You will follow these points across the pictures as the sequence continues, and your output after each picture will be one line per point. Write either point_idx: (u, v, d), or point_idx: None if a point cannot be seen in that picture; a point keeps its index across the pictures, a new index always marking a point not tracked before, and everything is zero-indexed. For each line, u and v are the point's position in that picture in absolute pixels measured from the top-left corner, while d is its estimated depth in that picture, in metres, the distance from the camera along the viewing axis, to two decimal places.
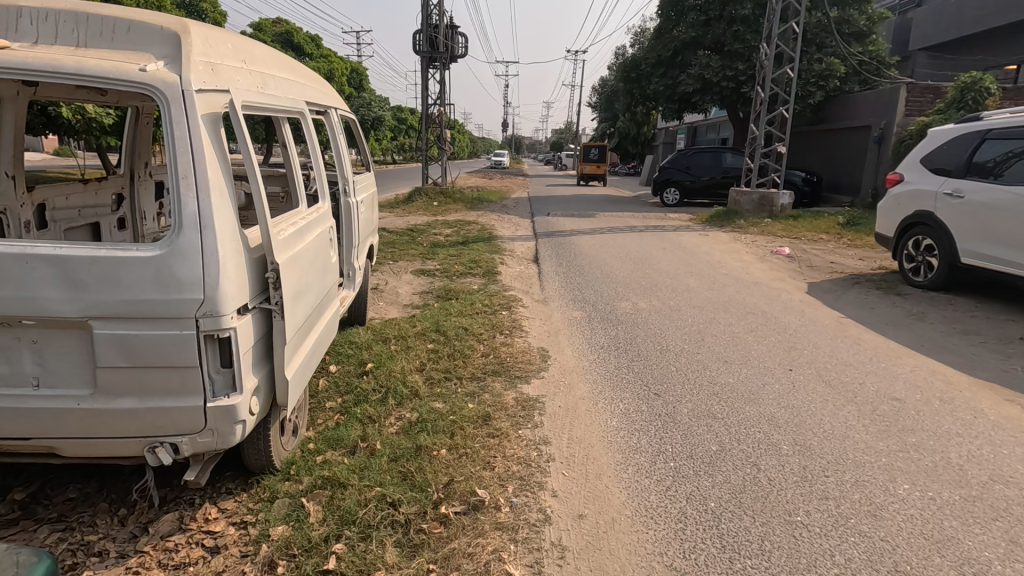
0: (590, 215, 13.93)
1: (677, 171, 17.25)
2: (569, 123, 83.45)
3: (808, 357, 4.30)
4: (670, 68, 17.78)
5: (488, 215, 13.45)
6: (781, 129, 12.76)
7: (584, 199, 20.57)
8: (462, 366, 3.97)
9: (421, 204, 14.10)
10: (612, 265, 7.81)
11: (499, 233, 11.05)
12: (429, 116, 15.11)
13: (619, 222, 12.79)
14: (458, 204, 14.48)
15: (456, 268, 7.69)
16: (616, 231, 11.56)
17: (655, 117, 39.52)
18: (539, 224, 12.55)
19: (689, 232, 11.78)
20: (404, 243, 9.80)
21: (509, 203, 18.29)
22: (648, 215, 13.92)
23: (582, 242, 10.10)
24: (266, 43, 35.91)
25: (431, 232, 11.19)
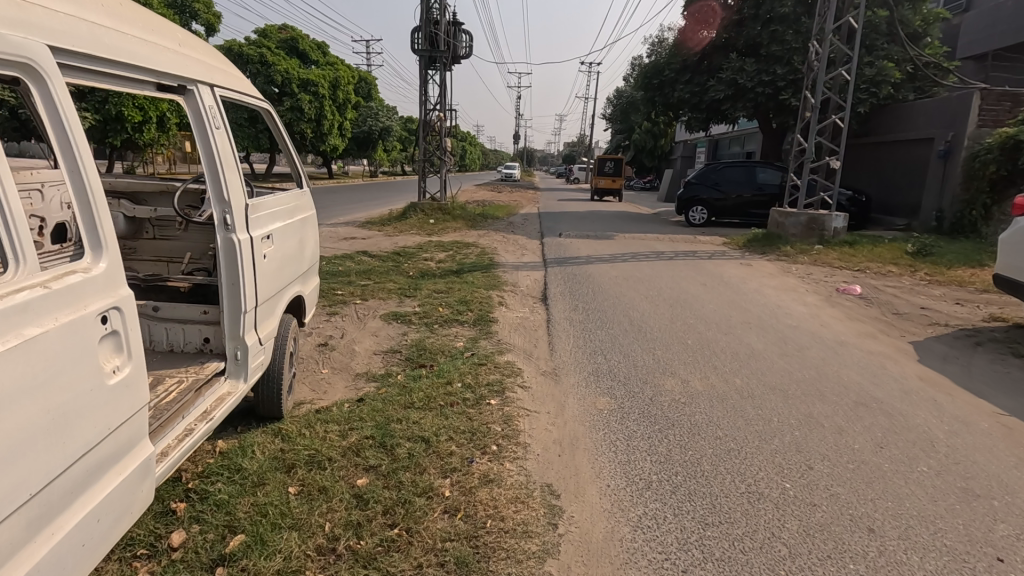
0: (608, 236, 12.19)
1: (705, 187, 15.49)
2: (582, 136, 81.90)
3: (1006, 517, 2.52)
4: (697, 73, 16.18)
5: (491, 236, 11.74)
6: (833, 140, 10.94)
7: (599, 216, 18.80)
8: (404, 550, 2.20)
9: (415, 221, 12.43)
10: (643, 309, 6.05)
11: (501, 260, 9.34)
12: (429, 122, 13.47)
13: (643, 245, 11.02)
14: (458, 222, 12.80)
15: (440, 311, 5.96)
16: (641, 257, 9.80)
17: (672, 130, 37.82)
18: (548, 246, 10.85)
19: (726, 259, 9.98)
20: (385, 271, 8.11)
21: (516, 219, 16.60)
22: (675, 237, 12.15)
23: (601, 273, 8.34)
24: (270, 50, 34.87)
25: (421, 256, 9.49)
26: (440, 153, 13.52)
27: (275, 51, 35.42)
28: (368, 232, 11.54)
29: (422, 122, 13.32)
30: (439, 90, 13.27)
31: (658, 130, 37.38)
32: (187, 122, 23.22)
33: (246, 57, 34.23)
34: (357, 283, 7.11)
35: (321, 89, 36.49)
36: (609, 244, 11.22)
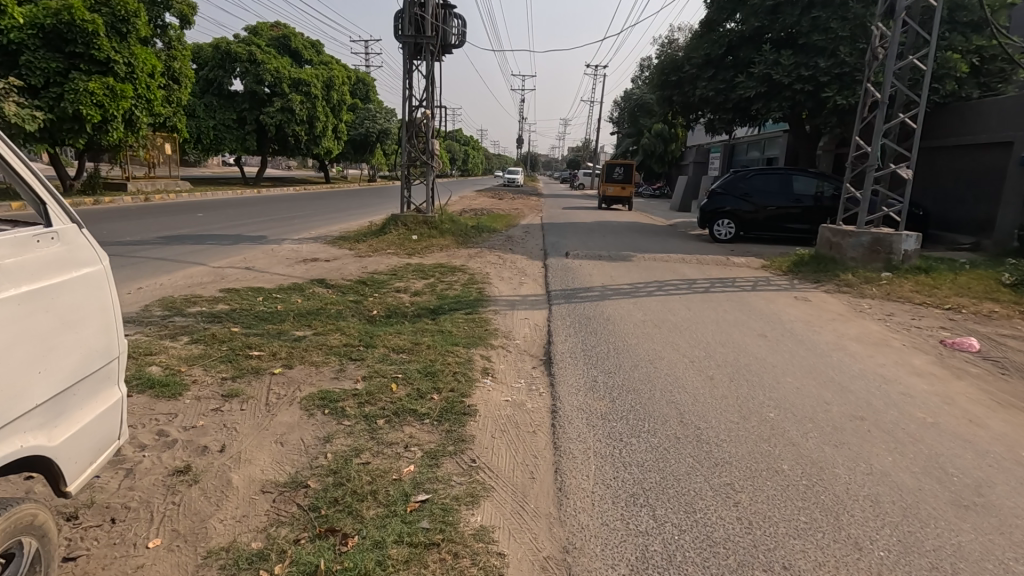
0: (625, 257, 10.24)
1: (733, 198, 13.51)
2: (587, 140, 80.02)
3: None
4: (721, 69, 14.47)
5: (484, 256, 9.82)
6: (901, 143, 8.97)
7: (610, 227, 16.84)
8: None
9: (394, 237, 10.53)
10: (695, 390, 4.09)
11: (493, 291, 7.40)
12: (415, 120, 11.54)
13: (669, 271, 9.07)
14: (445, 238, 10.89)
15: (395, 389, 4.05)
16: (668, 287, 7.84)
17: (683, 134, 35.87)
18: (553, 271, 8.91)
19: (774, 291, 8.02)
20: (338, 313, 6.16)
21: (517, 232, 14.70)
22: (703, 259, 10.23)
23: (621, 313, 6.38)
24: (260, 48, 33.17)
25: (392, 287, 7.56)
26: (426, 156, 11.52)
27: (265, 49, 33.71)
28: (336, 252, 9.62)
29: (405, 119, 11.38)
30: (427, 83, 11.36)
31: (668, 135, 35.48)
32: (162, 123, 21.49)
33: (234, 55, 32.51)
34: (288, 335, 5.16)
35: (314, 89, 34.77)
36: (626, 268, 9.28)
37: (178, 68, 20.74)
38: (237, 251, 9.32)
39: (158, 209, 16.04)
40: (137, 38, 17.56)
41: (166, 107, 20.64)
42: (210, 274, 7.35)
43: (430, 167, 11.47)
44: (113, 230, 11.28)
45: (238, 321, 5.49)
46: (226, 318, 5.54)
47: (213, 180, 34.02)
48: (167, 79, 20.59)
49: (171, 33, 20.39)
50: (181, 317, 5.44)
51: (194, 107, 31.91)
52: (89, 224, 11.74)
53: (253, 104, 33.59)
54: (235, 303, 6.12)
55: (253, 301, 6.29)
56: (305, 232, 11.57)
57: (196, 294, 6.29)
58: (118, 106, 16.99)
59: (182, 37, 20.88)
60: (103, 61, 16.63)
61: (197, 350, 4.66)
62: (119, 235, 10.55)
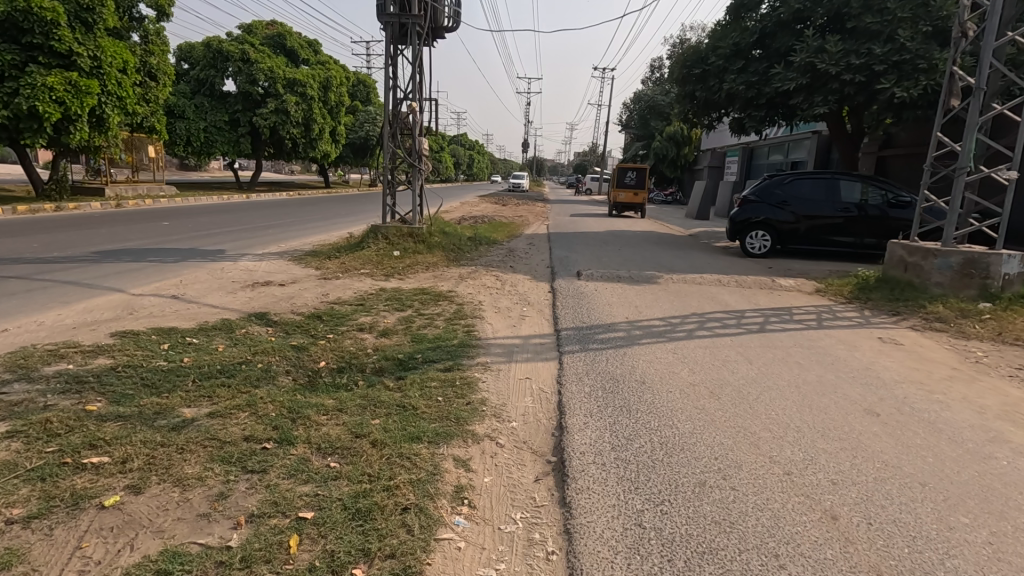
0: (649, 278, 8.46)
1: (769, 206, 11.72)
2: (595, 145, 78.45)
3: None
4: (753, 61, 12.80)
5: (477, 277, 8.09)
6: (999, 140, 7.20)
7: (624, 238, 15.05)
8: None
9: (372, 253, 8.83)
10: (822, 558, 2.32)
11: (485, 331, 5.64)
12: (400, 114, 9.81)
13: (707, 298, 7.30)
14: (433, 254, 9.18)
15: (296, 548, 2.34)
16: (712, 323, 6.07)
17: (697, 137, 34.03)
18: (562, 299, 7.19)
19: (848, 329, 6.25)
20: (265, 370, 4.42)
21: (519, 245, 12.97)
22: (745, 282, 8.45)
23: (661, 369, 4.62)
24: (254, 46, 31.77)
25: (354, 324, 5.82)
26: (411, 157, 9.76)
27: (260, 48, 32.28)
28: (298, 273, 7.93)
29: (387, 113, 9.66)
30: (415, 71, 9.67)
31: (681, 138, 33.67)
32: (137, 123, 19.95)
33: (226, 54, 31.04)
34: (167, 418, 3.41)
35: (310, 90, 33.24)
36: (652, 294, 7.52)
37: (155, 63, 19.23)
38: (177, 272, 7.63)
39: (116, 217, 14.34)
40: (104, 29, 16.02)
41: (141, 105, 19.09)
42: (118, 307, 5.65)
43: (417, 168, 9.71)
44: (45, 242, 9.60)
45: (105, 391, 3.75)
46: (93, 384, 3.82)
47: (204, 184, 32.48)
48: (143, 74, 19.05)
49: (149, 26, 18.96)
50: (22, 385, 3.72)
51: (183, 108, 30.41)
52: (21, 236, 10.09)
53: (245, 105, 32.15)
54: (124, 355, 4.39)
55: (154, 350, 4.58)
56: (266, 247, 9.88)
57: (75, 340, 4.59)
58: (82, 103, 15.39)
59: (160, 31, 19.47)
60: (65, 53, 15.05)
61: (2, 455, 2.92)
62: (43, 249, 8.86)
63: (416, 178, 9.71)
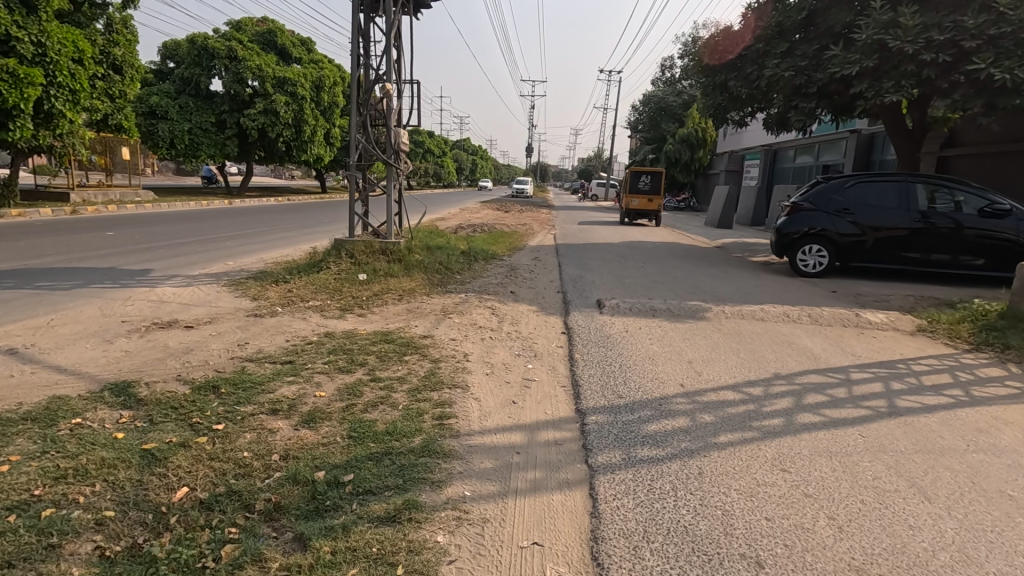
0: (694, 312, 6.41)
1: (826, 215, 9.65)
2: (600, 149, 76.67)
3: None
4: (801, 44, 10.83)
5: (467, 312, 6.05)
6: None
7: (643, 251, 13.00)
8: None
9: (331, 276, 6.83)
10: None
11: (468, 417, 3.60)
12: (373, 100, 7.76)
13: (783, 347, 5.25)
14: (412, 277, 7.15)
15: None
16: (813, 397, 4.02)
17: (712, 139, 31.98)
18: (583, 346, 5.16)
19: (1013, 401, 4.18)
20: (49, 526, 2.39)
21: (522, 260, 10.94)
22: (821, 316, 6.39)
23: (776, 516, 2.56)
24: (241, 43, 30.02)
25: (270, 400, 3.78)
26: (383, 154, 7.65)
27: (248, 45, 30.51)
28: (225, 306, 5.92)
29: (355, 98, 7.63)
30: (391, 46, 7.70)
31: (695, 140, 31.61)
32: (100, 120, 18.12)
33: (212, 51, 29.29)
34: None
35: (301, 89, 31.37)
36: (706, 338, 5.47)
37: (119, 54, 17.43)
38: (59, 303, 5.66)
39: (55, 226, 12.48)
40: (50, 12, 14.34)
41: (102, 100, 17.24)
42: None
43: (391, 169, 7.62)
44: None
45: None
46: None
47: (188, 189, 30.64)
48: (105, 66, 17.22)
49: (113, 13, 17.28)
50: None
51: (166, 108, 28.55)
52: None
53: (233, 105, 30.39)
54: None
55: None
56: (206, 267, 7.96)
57: None
58: (22, 95, 13.51)
59: (126, 20, 17.76)
60: (1, 37, 13.24)
61: None
62: None
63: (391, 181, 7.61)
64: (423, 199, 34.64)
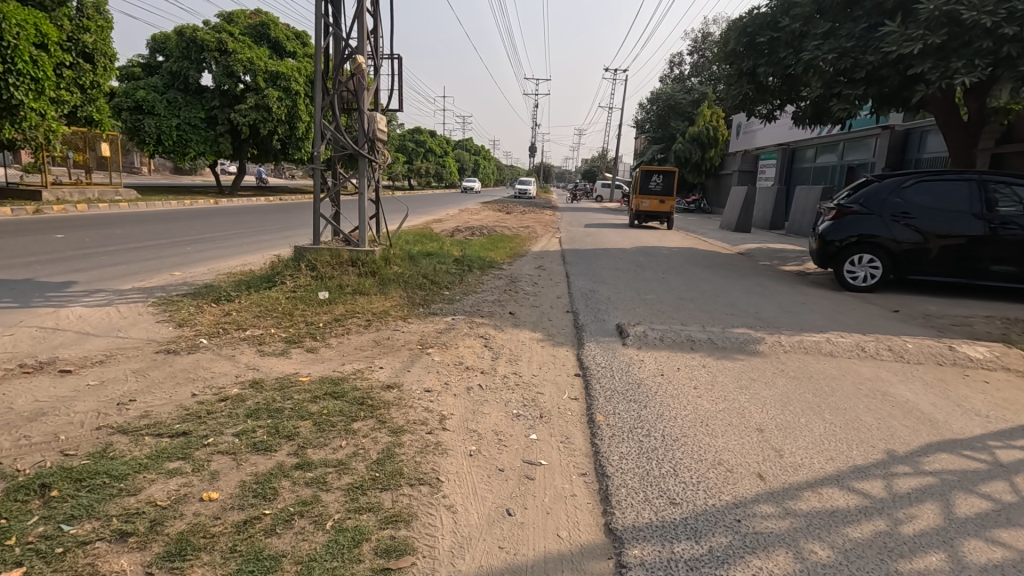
0: (742, 344, 5.01)
1: (880, 219, 8.25)
2: (604, 150, 75.37)
3: None
4: (846, 24, 9.47)
5: (452, 346, 4.66)
6: None
7: (660, 258, 11.60)
8: None
9: (285, 294, 5.46)
10: None
11: (434, 553, 2.21)
12: (344, 77, 6.34)
13: (878, 402, 3.85)
14: (386, 295, 5.76)
15: None
16: (967, 502, 2.63)
17: (723, 138, 30.59)
18: (607, 402, 3.75)
19: None
20: None
21: (524, 269, 9.57)
22: (906, 350, 4.99)
23: None
24: (233, 36, 28.80)
25: (126, 510, 2.40)
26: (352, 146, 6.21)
27: (239, 38, 29.27)
28: (137, 336, 4.55)
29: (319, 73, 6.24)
30: (364, 13, 6.34)
31: (707, 139, 30.20)
32: (70, 113, 16.79)
33: (201, 44, 28.05)
34: None
35: (295, 85, 30.02)
36: (770, 387, 4.07)
37: (90, 41, 16.11)
38: None
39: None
40: None
41: (71, 91, 15.93)
42: None
43: (361, 164, 6.20)
44: None
45: None
46: None
47: (177, 188, 29.38)
48: (73, 54, 15.88)
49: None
50: None
51: (153, 103, 27.26)
52: None
53: (223, 101, 29.11)
54: None
55: None
56: (143, 280, 6.61)
57: None
58: None
59: (99, 5, 16.55)
60: None
61: None
62: None
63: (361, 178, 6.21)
64: (415, 199, 33.36)
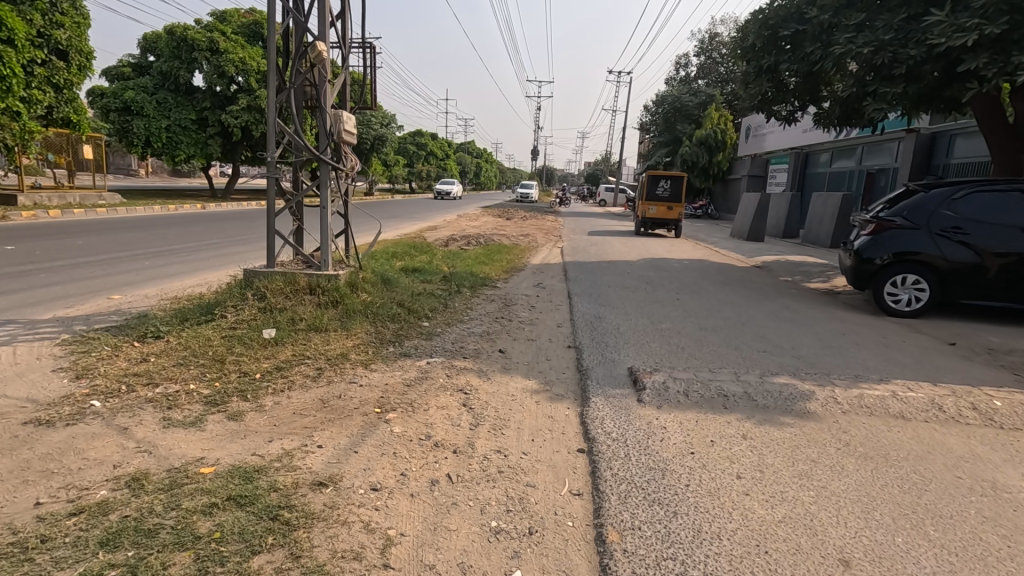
0: (789, 402, 3.97)
1: (925, 234, 7.24)
2: (607, 153, 74.49)
3: None
4: (882, 15, 8.48)
5: (419, 408, 3.64)
6: None
7: (671, 272, 10.57)
8: None
9: (224, 331, 4.47)
10: None
11: None
12: (304, 67, 5.34)
13: (991, 502, 2.82)
14: (348, 332, 4.75)
15: None
16: None
17: (732, 142, 29.60)
18: (621, 506, 2.73)
19: None
20: None
21: (520, 287, 8.56)
22: (994, 408, 3.96)
23: None
24: (225, 34, 27.91)
25: None
26: (312, 152, 5.22)
27: (231, 36, 28.35)
28: (17, 393, 3.55)
29: (273, 60, 5.24)
30: None
31: (714, 143, 29.20)
32: (44, 115, 15.72)
33: (191, 42, 27.15)
34: None
35: None
36: (838, 475, 3.04)
37: (63, 37, 15.21)
38: None
39: None
40: None
41: (42, 91, 14.97)
42: None
43: (322, 174, 5.22)
44: None
45: None
46: None
47: (168, 192, 28.53)
48: (45, 51, 14.94)
49: None
50: None
51: (142, 104, 26.32)
52: None
53: (215, 102, 28.24)
54: None
55: None
56: (72, 307, 5.62)
57: None
58: None
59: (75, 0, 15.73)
60: None
61: None
62: None
63: (322, 191, 5.23)
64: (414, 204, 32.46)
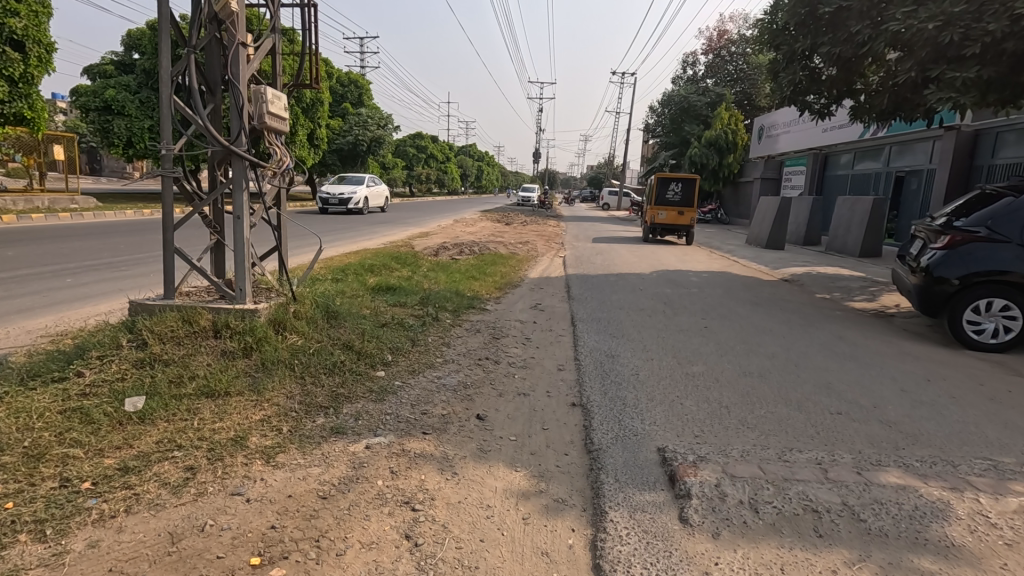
0: (917, 526, 2.54)
1: (1013, 249, 5.85)
2: (611, 155, 73.20)
3: None
4: None
5: (329, 553, 2.23)
6: None
7: (690, 289, 9.16)
8: None
9: (74, 397, 3.07)
10: None
11: None
12: (208, 20, 3.86)
13: None
14: (258, 399, 3.32)
15: None
16: None
17: (743, 143, 28.21)
18: None
19: None
20: None
21: (515, 310, 7.16)
22: None
23: None
24: None
25: None
26: (221, 140, 3.83)
27: None
28: None
29: (165, 19, 3.89)
30: None
31: (725, 144, 27.82)
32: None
33: None
34: None
35: None
36: None
37: (18, 26, 13.89)
38: None
39: None
40: None
41: None
42: None
43: (235, 170, 3.83)
44: None
45: None
46: None
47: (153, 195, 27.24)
48: None
49: None
50: None
51: (124, 103, 25.02)
52: None
53: None
54: None
55: None
56: None
57: None
58: None
59: None
60: None
61: None
62: None
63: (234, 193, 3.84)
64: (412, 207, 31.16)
